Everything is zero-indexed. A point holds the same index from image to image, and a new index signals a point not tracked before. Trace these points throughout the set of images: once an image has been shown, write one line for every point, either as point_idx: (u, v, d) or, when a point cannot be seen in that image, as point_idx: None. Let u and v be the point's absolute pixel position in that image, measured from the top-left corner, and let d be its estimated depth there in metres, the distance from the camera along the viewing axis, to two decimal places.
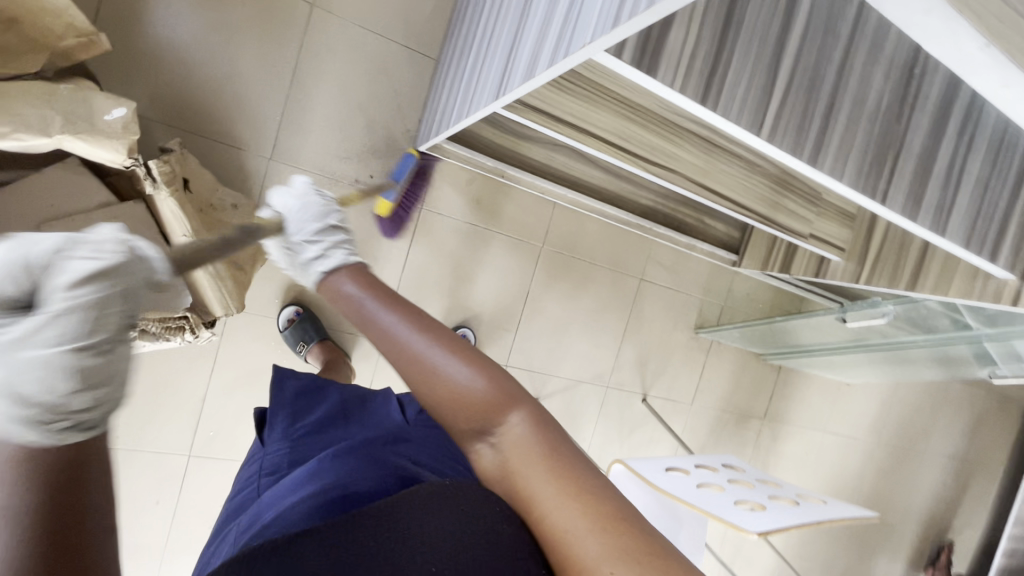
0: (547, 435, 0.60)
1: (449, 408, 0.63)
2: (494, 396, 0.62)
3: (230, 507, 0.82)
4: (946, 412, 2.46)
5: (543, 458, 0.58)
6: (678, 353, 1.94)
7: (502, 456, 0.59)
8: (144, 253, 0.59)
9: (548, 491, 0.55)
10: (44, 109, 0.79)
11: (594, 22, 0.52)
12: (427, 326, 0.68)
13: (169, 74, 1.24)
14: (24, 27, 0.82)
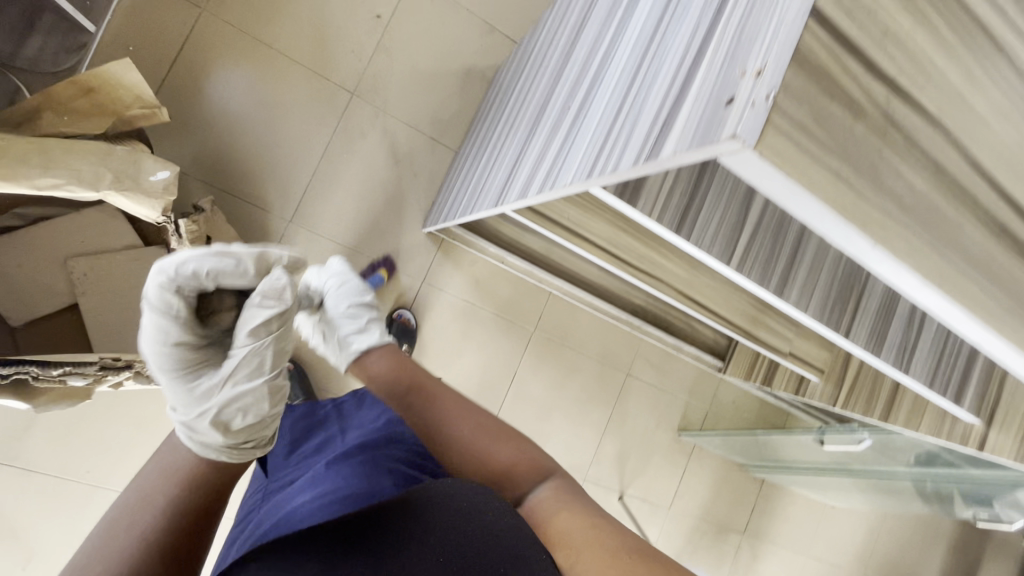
0: (571, 492, 0.72)
1: (490, 479, 0.72)
2: (531, 469, 0.73)
3: (235, 530, 0.85)
4: (936, 551, 2.36)
5: (578, 510, 0.68)
6: (659, 452, 1.93)
7: (536, 508, 0.68)
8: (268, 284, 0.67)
9: (573, 518, 0.66)
10: (98, 165, 0.89)
11: (575, 167, 0.61)
12: (464, 413, 0.77)
13: (215, 138, 1.39)
14: (101, 96, 0.96)
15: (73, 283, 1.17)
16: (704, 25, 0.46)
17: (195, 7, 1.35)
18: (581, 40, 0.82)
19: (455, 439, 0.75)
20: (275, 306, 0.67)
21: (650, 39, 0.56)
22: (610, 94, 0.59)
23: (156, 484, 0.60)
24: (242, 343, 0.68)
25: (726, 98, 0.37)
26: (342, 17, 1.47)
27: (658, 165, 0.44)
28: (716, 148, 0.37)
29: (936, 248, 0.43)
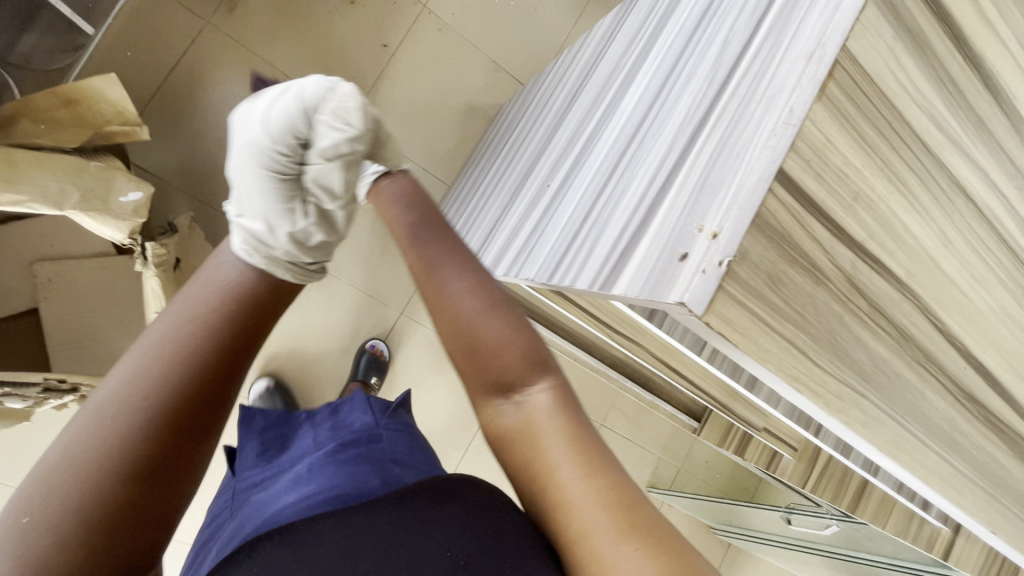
0: (571, 409, 0.55)
1: (480, 365, 0.57)
2: (526, 363, 0.57)
3: (201, 540, 0.75)
4: None
5: (572, 438, 0.52)
6: None
7: (522, 418, 0.54)
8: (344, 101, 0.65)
9: (565, 453, 0.51)
10: (65, 183, 0.86)
11: (541, 261, 0.59)
12: (476, 281, 0.61)
13: (204, 150, 1.36)
14: (83, 108, 0.94)
15: (37, 287, 1.14)
16: (675, 152, 0.44)
17: (199, 18, 1.34)
18: (571, 113, 0.81)
19: (454, 304, 0.59)
20: (346, 128, 0.65)
21: (627, 144, 0.55)
22: (584, 191, 0.58)
23: (128, 400, 0.46)
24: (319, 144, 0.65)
25: (680, 253, 0.35)
26: (348, 43, 1.46)
27: (611, 298, 0.42)
28: (664, 307, 0.35)
29: (896, 419, 0.41)
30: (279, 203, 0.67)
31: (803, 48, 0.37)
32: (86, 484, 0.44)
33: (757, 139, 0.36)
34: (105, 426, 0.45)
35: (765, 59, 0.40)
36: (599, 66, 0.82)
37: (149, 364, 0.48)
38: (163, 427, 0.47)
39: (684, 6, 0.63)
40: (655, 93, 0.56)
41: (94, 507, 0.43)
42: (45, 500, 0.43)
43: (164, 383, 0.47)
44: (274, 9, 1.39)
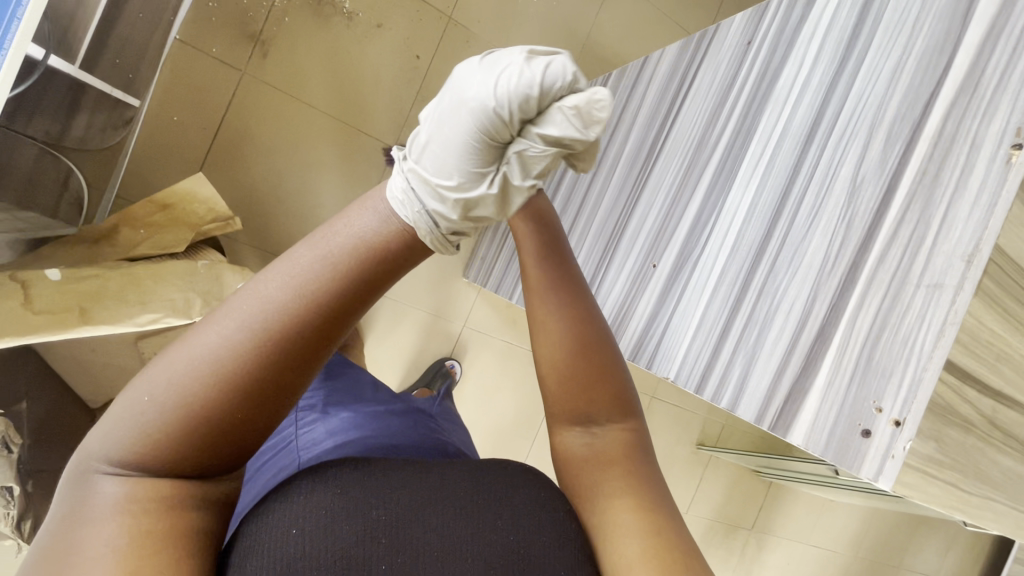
0: (639, 460, 0.58)
1: (570, 396, 0.58)
2: (610, 407, 0.59)
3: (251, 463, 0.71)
4: (935, 541, 2.44)
5: (633, 486, 0.56)
6: (679, 465, 2.06)
7: (597, 451, 0.58)
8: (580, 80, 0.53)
9: (624, 502, 0.55)
10: (186, 291, 0.92)
11: (678, 359, 0.66)
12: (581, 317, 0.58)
13: (261, 200, 1.39)
14: (179, 211, 0.98)
15: (145, 364, 1.19)
16: (823, 303, 0.51)
17: (235, 70, 1.33)
18: (655, 173, 0.86)
19: (555, 333, 0.58)
20: (580, 134, 0.52)
21: (753, 261, 0.61)
22: (711, 297, 0.65)
23: (229, 353, 0.42)
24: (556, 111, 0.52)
25: (862, 428, 0.45)
26: (382, 70, 1.44)
27: (783, 436, 0.51)
28: (855, 477, 0.45)
29: (1015, 506, 0.51)
30: (467, 141, 0.53)
31: (957, 248, 0.45)
32: (190, 422, 0.42)
33: (924, 333, 0.44)
34: (201, 378, 0.42)
35: (912, 234, 0.47)
36: (676, 125, 0.85)
37: (269, 310, 0.43)
38: (268, 380, 0.43)
39: (780, 97, 0.66)
40: (772, 205, 0.62)
41: (169, 450, 0.42)
42: (155, 415, 0.41)
43: (286, 336, 0.43)
44: (306, 47, 1.37)
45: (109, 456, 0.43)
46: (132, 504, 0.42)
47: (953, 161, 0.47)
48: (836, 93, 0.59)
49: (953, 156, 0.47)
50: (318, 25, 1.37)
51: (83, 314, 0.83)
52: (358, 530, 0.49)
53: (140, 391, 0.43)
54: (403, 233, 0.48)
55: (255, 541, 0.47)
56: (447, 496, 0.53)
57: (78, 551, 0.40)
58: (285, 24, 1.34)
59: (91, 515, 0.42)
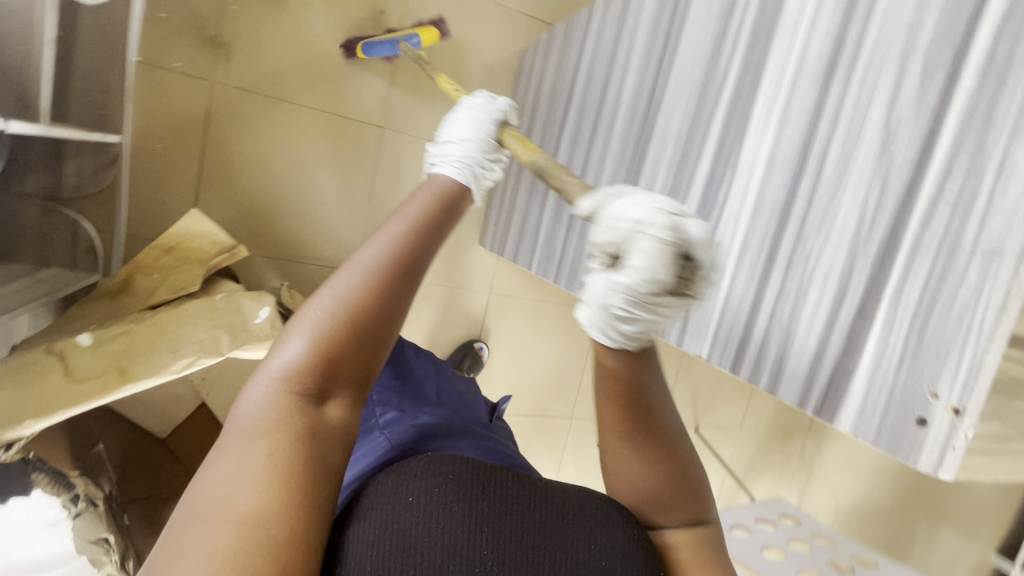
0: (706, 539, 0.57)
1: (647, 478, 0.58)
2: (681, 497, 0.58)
3: None
4: None
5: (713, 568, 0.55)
6: (727, 383, 2.05)
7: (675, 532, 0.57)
8: (670, 221, 0.51)
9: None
10: (212, 330, 0.93)
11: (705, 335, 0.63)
12: (643, 429, 0.57)
13: (265, 210, 1.37)
14: (186, 251, 0.99)
15: (196, 387, 1.32)
16: (862, 273, 0.47)
17: (204, 82, 1.26)
18: (659, 122, 0.78)
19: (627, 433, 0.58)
20: (653, 263, 0.53)
21: (779, 224, 0.55)
22: (735, 267, 0.60)
23: (356, 292, 0.53)
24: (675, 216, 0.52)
25: (917, 415, 0.43)
26: (353, 44, 1.34)
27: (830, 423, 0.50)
28: (914, 468, 0.43)
29: None
30: (649, 279, 0.54)
31: (1020, 205, 0.39)
32: (324, 350, 0.52)
33: (983, 310, 0.40)
34: (340, 314, 0.52)
35: (967, 195, 0.42)
36: (675, 63, 0.76)
37: (379, 256, 0.56)
38: (382, 315, 0.54)
39: (790, 21, 0.57)
40: (794, 156, 0.55)
41: (315, 376, 0.51)
42: (309, 337, 0.52)
43: (391, 275, 0.55)
44: (267, 39, 1.28)
45: (263, 385, 0.51)
46: (273, 418, 0.49)
47: (1010, 102, 0.40)
48: (858, 13, 0.50)
49: (1004, 98, 0.40)
50: (275, 10, 1.27)
51: (122, 374, 0.85)
52: (471, 516, 0.50)
53: (296, 326, 0.53)
54: (440, 205, 0.64)
55: (372, 510, 0.51)
56: (551, 509, 0.53)
57: (227, 463, 0.46)
58: (237, 19, 1.25)
59: (235, 440, 0.48)
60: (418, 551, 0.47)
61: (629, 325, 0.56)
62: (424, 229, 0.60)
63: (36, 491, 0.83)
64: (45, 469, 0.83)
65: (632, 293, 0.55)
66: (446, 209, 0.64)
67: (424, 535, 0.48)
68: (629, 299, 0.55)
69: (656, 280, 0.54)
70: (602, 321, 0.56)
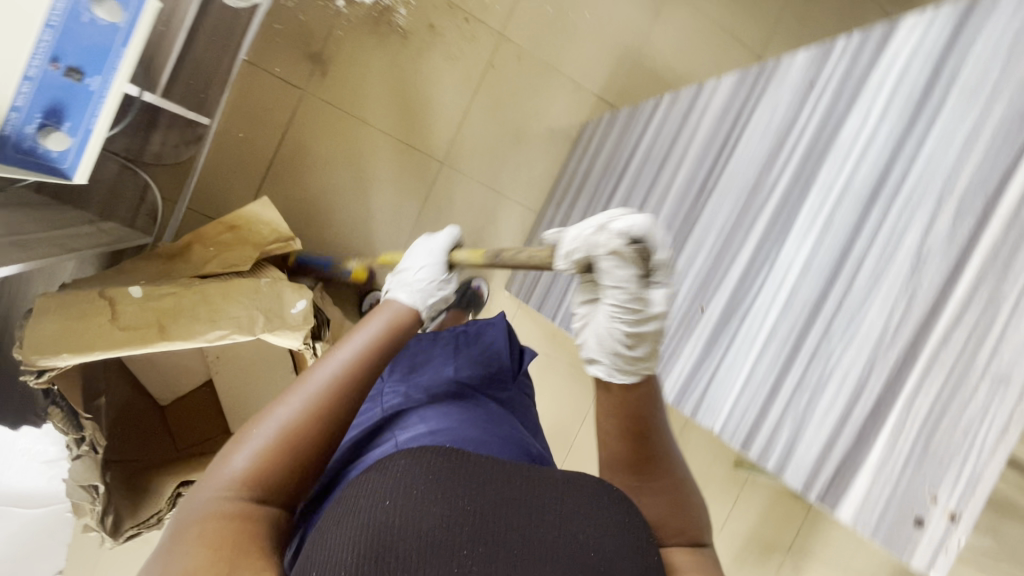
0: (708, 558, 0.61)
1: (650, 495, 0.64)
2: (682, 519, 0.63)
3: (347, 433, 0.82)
4: None
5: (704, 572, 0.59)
6: (716, 481, 2.01)
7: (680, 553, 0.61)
8: (620, 229, 0.60)
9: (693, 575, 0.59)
10: (250, 309, 0.98)
11: (727, 406, 0.68)
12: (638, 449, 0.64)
13: (317, 213, 1.45)
14: (248, 235, 1.06)
15: (208, 364, 1.30)
16: (879, 380, 0.55)
17: (296, 89, 1.38)
18: (706, 209, 0.85)
19: (618, 450, 0.65)
20: (629, 272, 0.62)
21: (808, 321, 0.62)
22: (760, 353, 0.66)
23: (310, 401, 0.58)
24: (616, 228, 0.61)
25: (917, 515, 0.51)
26: (435, 86, 1.47)
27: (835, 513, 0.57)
28: (914, 563, 0.51)
29: None
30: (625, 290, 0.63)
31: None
32: (276, 454, 0.55)
33: (987, 428, 0.48)
34: (294, 420, 0.57)
35: (974, 335, 0.50)
36: (730, 163, 0.85)
37: (336, 368, 0.61)
38: (332, 423, 0.59)
39: (841, 151, 0.66)
40: (828, 267, 0.62)
41: (264, 482, 0.54)
42: (260, 445, 0.55)
43: (345, 386, 0.60)
44: (361, 65, 1.41)
45: (214, 488, 0.53)
46: (217, 520, 0.50)
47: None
48: (903, 155, 0.59)
49: (1021, 266, 0.49)
50: (376, 43, 1.41)
51: (161, 330, 0.90)
52: (444, 517, 0.51)
53: (248, 434, 0.57)
54: (404, 316, 0.70)
55: (339, 517, 0.51)
56: (529, 500, 0.55)
57: (169, 563, 0.47)
58: (340, 43, 1.39)
59: (178, 543, 0.49)
60: (392, 550, 0.48)
61: (630, 346, 0.66)
62: (383, 341, 0.66)
63: (49, 423, 0.85)
64: (62, 405, 0.85)
65: (613, 310, 0.65)
66: (405, 325, 0.69)
67: (393, 540, 0.48)
68: (612, 314, 0.65)
69: (633, 291, 0.63)
70: (608, 359, 0.66)
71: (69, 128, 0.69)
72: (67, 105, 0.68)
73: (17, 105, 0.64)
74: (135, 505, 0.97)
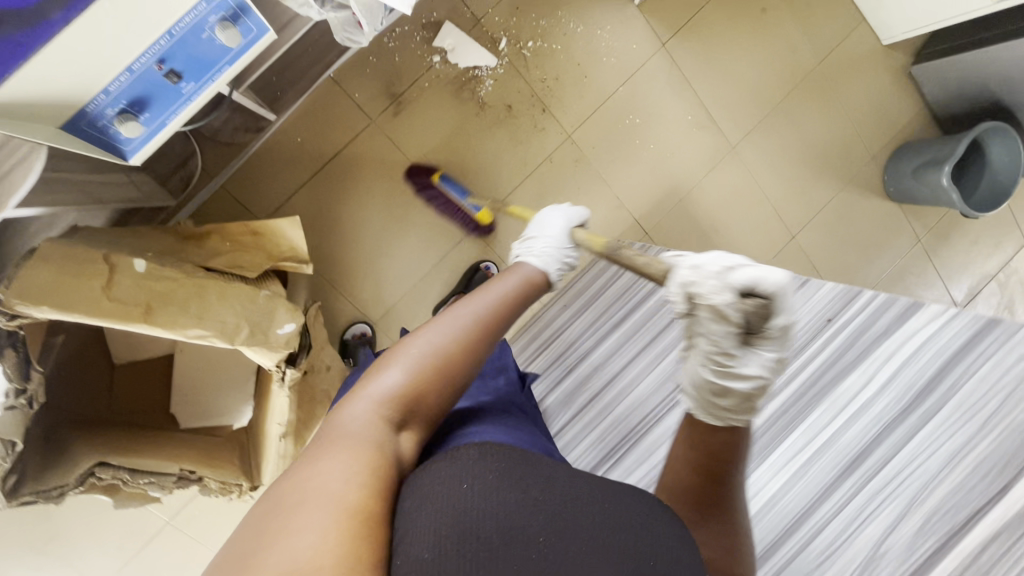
0: None
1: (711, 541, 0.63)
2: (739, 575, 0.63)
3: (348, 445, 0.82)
4: None
5: None
6: None
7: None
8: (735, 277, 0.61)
9: None
10: (239, 317, 0.97)
11: None
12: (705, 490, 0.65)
13: (340, 231, 1.46)
14: (268, 245, 1.07)
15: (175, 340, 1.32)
16: None
17: (367, 116, 1.43)
18: None
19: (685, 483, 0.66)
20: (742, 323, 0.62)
21: (778, 537, 0.78)
22: None
23: (460, 334, 0.65)
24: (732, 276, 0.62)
25: None
26: (494, 158, 1.52)
27: None
28: None
29: None
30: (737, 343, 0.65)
31: None
32: (428, 376, 0.61)
33: None
34: (444, 350, 0.63)
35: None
36: None
37: (480, 313, 0.68)
38: (473, 359, 0.65)
39: (840, 401, 0.78)
40: (811, 497, 0.77)
41: (414, 396, 0.60)
42: (416, 365, 0.61)
43: (489, 329, 0.68)
44: (434, 115, 1.47)
45: (371, 398, 0.59)
46: (373, 430, 0.57)
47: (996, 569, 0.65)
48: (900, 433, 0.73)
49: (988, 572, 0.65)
50: (452, 103, 1.47)
51: (146, 312, 0.89)
52: (518, 501, 0.53)
53: (405, 351, 0.63)
54: (529, 279, 0.79)
55: (425, 486, 0.54)
56: (587, 498, 0.56)
57: (334, 464, 0.52)
58: (423, 91, 1.45)
59: (341, 444, 0.55)
60: (479, 529, 0.50)
61: (724, 396, 0.66)
62: (520, 291, 0.75)
63: None
64: (20, 350, 0.83)
65: (715, 354, 0.66)
66: (531, 288, 0.78)
67: (479, 518, 0.51)
68: (719, 360, 0.66)
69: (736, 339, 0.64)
70: (703, 402, 0.68)
71: (146, 117, 0.73)
72: (152, 100, 0.72)
73: (110, 91, 0.67)
74: (43, 470, 0.93)
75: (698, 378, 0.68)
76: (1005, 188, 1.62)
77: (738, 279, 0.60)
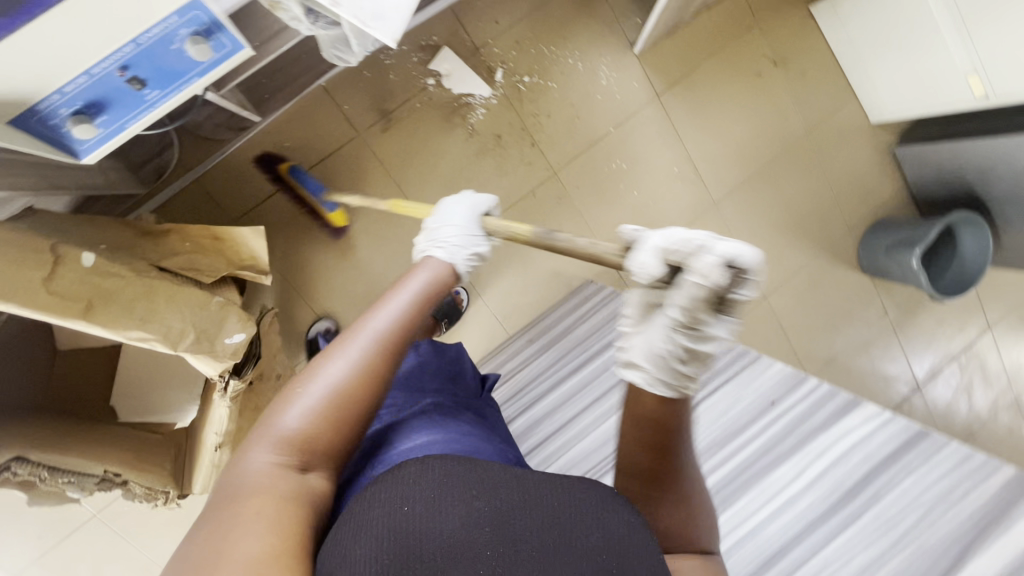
0: None
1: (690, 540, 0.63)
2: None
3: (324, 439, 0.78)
4: None
5: None
6: None
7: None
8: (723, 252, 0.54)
9: None
10: (186, 322, 0.95)
11: None
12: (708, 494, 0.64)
13: (312, 239, 1.44)
14: (228, 252, 1.06)
15: None
16: None
17: (355, 128, 1.43)
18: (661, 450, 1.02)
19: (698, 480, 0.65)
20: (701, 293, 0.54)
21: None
22: None
23: (357, 357, 0.58)
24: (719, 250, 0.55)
25: None
26: (478, 184, 1.52)
27: None
28: None
29: None
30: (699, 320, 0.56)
31: None
32: (329, 412, 0.56)
33: None
34: (340, 379, 0.57)
35: None
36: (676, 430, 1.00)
37: (383, 326, 0.61)
38: (377, 380, 0.59)
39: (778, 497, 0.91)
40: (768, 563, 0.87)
41: (313, 438, 0.55)
42: (311, 402, 0.56)
43: (391, 346, 0.60)
44: (422, 136, 1.47)
45: (269, 446, 0.54)
46: (270, 484, 0.52)
47: None
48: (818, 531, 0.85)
49: None
50: (442, 127, 1.47)
51: (86, 309, 0.85)
52: (465, 517, 0.52)
53: (297, 390, 0.57)
54: (443, 279, 0.71)
55: (368, 512, 0.52)
56: (538, 503, 0.55)
57: (230, 529, 0.48)
58: (414, 111, 1.45)
59: (239, 503, 0.50)
60: (420, 553, 0.49)
61: (676, 371, 0.60)
62: (430, 292, 0.68)
63: None
64: None
65: (673, 329, 0.58)
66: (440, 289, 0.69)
67: (419, 543, 0.50)
68: (670, 330, 0.59)
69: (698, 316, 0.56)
70: (653, 375, 0.61)
71: (103, 120, 0.74)
72: (111, 103, 0.73)
73: (66, 91, 0.67)
74: None
75: (656, 357, 0.60)
76: (975, 276, 1.64)
77: (720, 251, 0.55)
